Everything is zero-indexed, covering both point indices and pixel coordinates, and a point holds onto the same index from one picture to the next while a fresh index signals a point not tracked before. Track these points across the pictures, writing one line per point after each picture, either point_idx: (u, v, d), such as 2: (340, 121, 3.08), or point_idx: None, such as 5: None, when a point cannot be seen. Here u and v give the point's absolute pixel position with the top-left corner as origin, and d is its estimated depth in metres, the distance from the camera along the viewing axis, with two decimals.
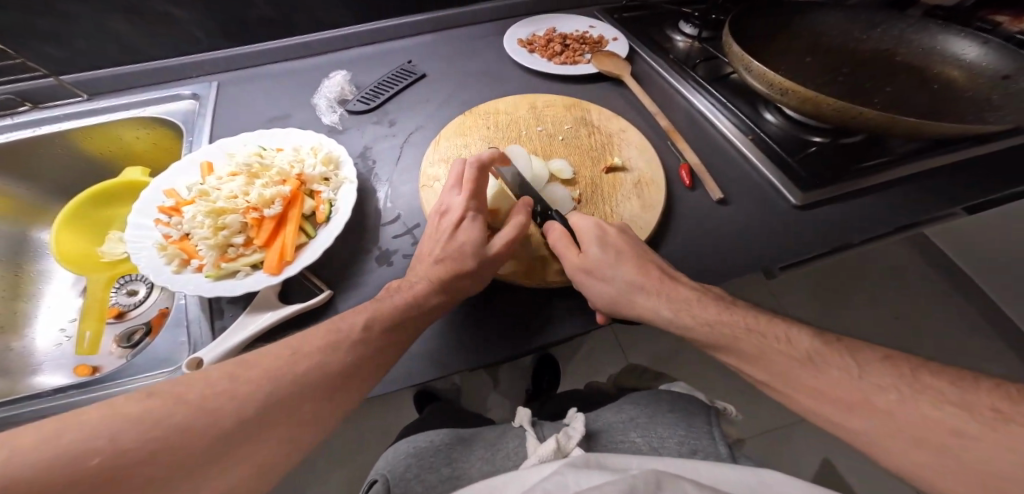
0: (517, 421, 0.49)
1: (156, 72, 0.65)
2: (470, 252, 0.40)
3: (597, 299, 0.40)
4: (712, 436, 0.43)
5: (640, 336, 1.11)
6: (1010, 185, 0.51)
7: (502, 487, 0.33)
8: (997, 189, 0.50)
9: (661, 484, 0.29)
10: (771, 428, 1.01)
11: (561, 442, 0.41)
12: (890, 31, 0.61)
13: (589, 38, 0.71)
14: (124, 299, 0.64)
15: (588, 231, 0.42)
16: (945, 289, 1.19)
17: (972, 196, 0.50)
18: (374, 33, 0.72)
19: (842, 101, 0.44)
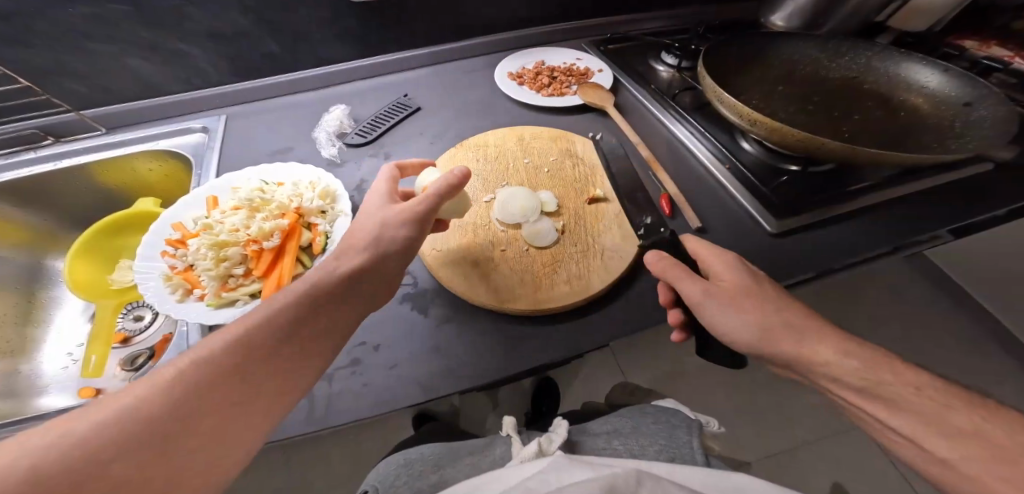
0: (503, 429, 0.48)
1: (169, 109, 0.70)
2: (388, 221, 0.38)
3: (742, 334, 0.37)
4: (691, 446, 0.43)
5: (640, 356, 1.11)
6: (972, 212, 0.54)
7: (485, 486, 0.37)
8: (959, 218, 0.53)
9: (640, 483, 0.32)
10: (779, 451, 1.00)
11: (543, 445, 0.42)
12: (858, 59, 0.64)
13: (575, 70, 0.75)
14: (131, 324, 0.67)
15: (719, 258, 0.41)
16: (943, 302, 1.20)
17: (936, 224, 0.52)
18: (372, 68, 0.77)
19: (805, 132, 0.46)
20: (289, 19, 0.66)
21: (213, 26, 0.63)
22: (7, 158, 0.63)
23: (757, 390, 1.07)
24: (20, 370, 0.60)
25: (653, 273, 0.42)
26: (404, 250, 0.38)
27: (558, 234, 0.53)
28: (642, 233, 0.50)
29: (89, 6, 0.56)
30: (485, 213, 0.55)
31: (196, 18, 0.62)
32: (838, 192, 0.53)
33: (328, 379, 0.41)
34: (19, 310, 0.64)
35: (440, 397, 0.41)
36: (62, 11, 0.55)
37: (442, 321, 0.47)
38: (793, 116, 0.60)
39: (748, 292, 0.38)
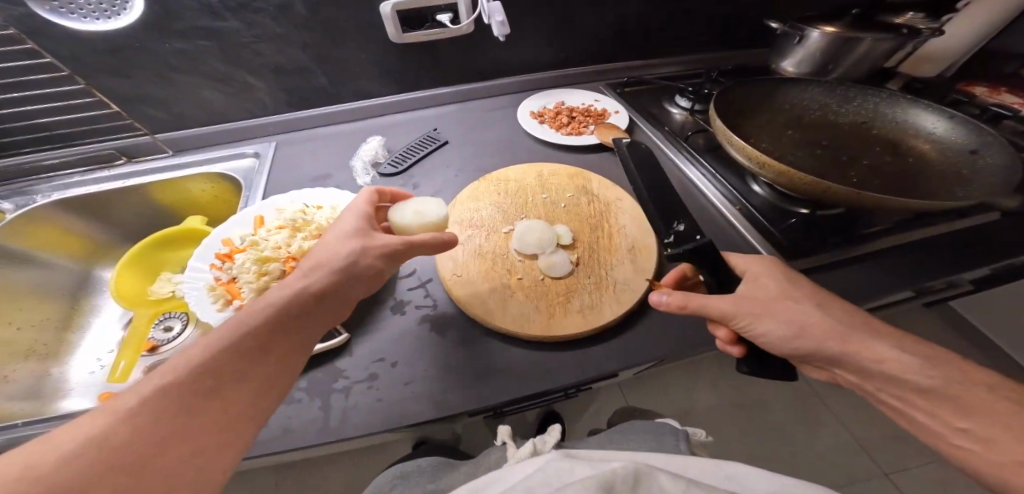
0: (500, 437, 0.51)
1: (228, 135, 0.77)
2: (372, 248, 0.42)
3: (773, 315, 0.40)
4: (675, 446, 0.48)
5: (650, 394, 1.09)
6: (983, 260, 0.55)
7: (485, 487, 0.39)
8: (971, 266, 0.54)
9: (638, 481, 0.34)
10: None
11: (538, 445, 0.47)
12: (866, 105, 0.67)
13: (593, 111, 0.80)
14: (160, 335, 0.68)
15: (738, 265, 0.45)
16: (965, 348, 1.18)
17: (944, 271, 0.54)
18: (407, 102, 0.84)
19: (811, 176, 0.49)
20: (343, 56, 0.74)
21: (277, 62, 0.71)
22: (85, 174, 0.72)
23: (769, 433, 1.04)
24: (51, 372, 0.64)
25: (677, 309, 0.42)
26: (356, 273, 0.41)
27: (573, 267, 0.55)
28: (672, 240, 0.49)
29: (181, 43, 0.64)
30: (503, 243, 0.58)
31: (265, 55, 0.69)
32: (845, 236, 0.56)
33: (346, 391, 0.45)
34: (63, 314, 0.70)
35: (451, 414, 0.43)
36: (157, 46, 0.64)
37: (460, 342, 0.49)
38: (802, 159, 0.63)
39: (776, 298, 0.41)
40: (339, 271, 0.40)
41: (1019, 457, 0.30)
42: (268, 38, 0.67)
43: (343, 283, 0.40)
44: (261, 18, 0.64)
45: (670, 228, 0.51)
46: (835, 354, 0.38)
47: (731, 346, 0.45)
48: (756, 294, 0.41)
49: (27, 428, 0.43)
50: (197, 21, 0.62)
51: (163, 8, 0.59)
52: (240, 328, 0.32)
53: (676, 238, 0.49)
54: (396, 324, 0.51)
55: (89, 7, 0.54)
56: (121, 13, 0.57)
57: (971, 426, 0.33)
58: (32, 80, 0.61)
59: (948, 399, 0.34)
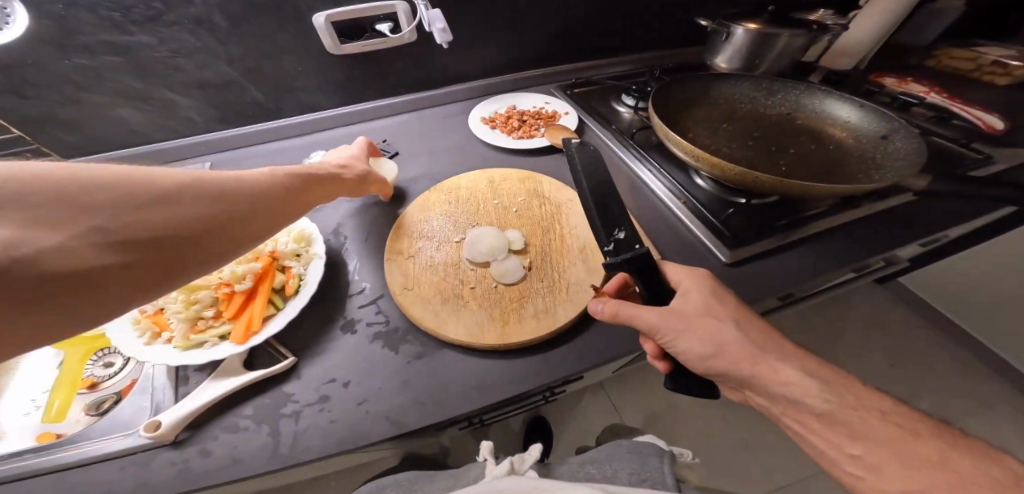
0: (481, 454, 0.53)
1: (158, 155, 0.72)
2: (363, 172, 0.57)
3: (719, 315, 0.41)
4: (662, 470, 0.50)
5: (631, 392, 1.11)
6: (904, 239, 0.60)
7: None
8: (892, 245, 0.58)
9: None
10: (784, 485, 0.99)
11: (515, 464, 0.49)
12: (789, 97, 0.71)
13: (543, 114, 0.81)
14: (101, 370, 0.51)
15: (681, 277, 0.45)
16: (915, 323, 1.31)
17: (874, 250, 0.58)
18: (354, 114, 0.81)
19: (741, 167, 0.50)
20: (276, 69, 0.70)
21: (201, 77, 0.67)
22: None
23: (741, 417, 1.08)
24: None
25: (608, 319, 0.43)
26: (329, 178, 0.50)
27: (526, 271, 0.55)
28: (610, 248, 0.47)
29: (86, 59, 0.59)
30: (455, 254, 0.57)
31: (187, 69, 0.65)
32: (781, 223, 0.59)
33: (296, 416, 0.42)
34: None
35: (408, 431, 0.41)
36: (56, 64, 0.58)
37: (414, 358, 0.48)
38: (736, 150, 0.65)
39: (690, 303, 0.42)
40: (315, 184, 0.47)
41: (904, 486, 0.32)
42: (187, 52, 0.63)
43: (303, 181, 0.46)
44: (178, 31, 0.60)
45: (610, 236, 0.48)
46: (747, 376, 0.39)
47: (657, 359, 0.47)
48: (683, 309, 0.42)
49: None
50: (98, 36, 0.57)
51: (57, 24, 0.54)
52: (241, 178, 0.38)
53: (616, 247, 0.47)
54: (345, 344, 0.49)
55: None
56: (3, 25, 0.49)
57: (863, 452, 0.34)
58: None
59: (837, 422, 0.36)
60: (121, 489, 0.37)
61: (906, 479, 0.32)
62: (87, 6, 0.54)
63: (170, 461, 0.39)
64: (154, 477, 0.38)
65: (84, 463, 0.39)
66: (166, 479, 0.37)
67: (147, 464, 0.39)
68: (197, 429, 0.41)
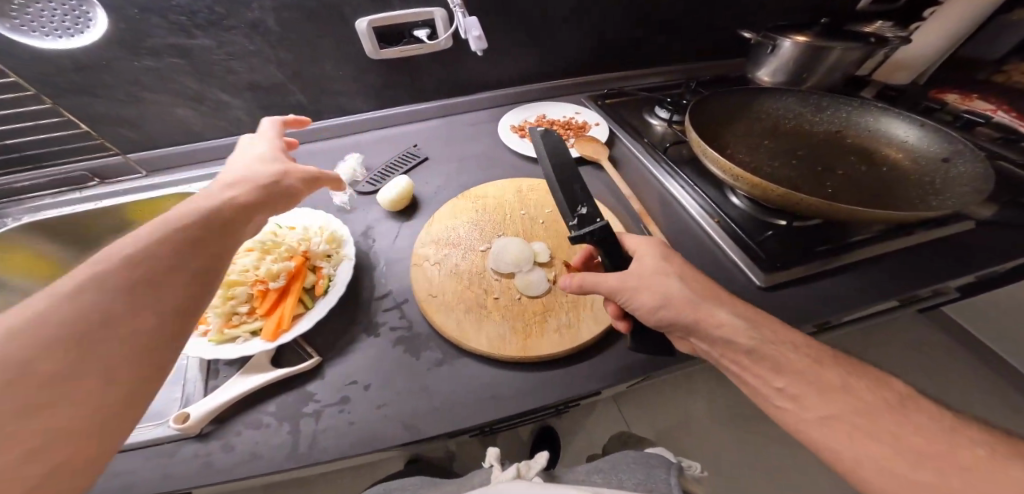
0: (487, 460, 0.52)
1: (204, 153, 0.76)
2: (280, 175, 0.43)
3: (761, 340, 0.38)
4: (668, 481, 0.47)
5: (645, 407, 1.06)
6: (960, 270, 0.55)
7: None
8: (946, 277, 0.54)
9: None
10: None
11: (522, 470, 0.49)
12: (840, 114, 0.67)
13: (573, 124, 0.80)
14: None
15: (640, 243, 0.46)
16: (960, 357, 1.21)
17: (926, 280, 0.54)
18: (388, 119, 0.83)
19: (785, 188, 0.48)
20: (319, 73, 0.73)
21: (252, 79, 0.70)
22: (56, 197, 0.70)
23: (766, 446, 1.02)
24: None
25: (574, 290, 0.44)
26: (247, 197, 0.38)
27: (550, 284, 0.54)
28: (575, 221, 0.49)
29: (152, 60, 0.63)
30: (480, 262, 0.57)
31: (239, 71, 0.68)
32: (823, 247, 0.56)
33: (317, 415, 0.43)
34: None
35: (422, 438, 0.42)
36: (126, 65, 0.62)
37: (435, 364, 0.48)
38: (779, 170, 0.62)
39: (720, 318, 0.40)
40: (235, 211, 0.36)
41: (822, 411, 0.33)
42: (242, 55, 0.67)
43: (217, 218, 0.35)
44: (234, 35, 0.64)
45: (573, 211, 0.50)
46: (763, 392, 0.37)
47: (616, 317, 0.47)
48: (636, 268, 0.43)
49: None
50: (167, 39, 0.61)
51: (132, 27, 0.59)
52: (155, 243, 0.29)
53: (579, 220, 0.50)
54: (368, 347, 0.50)
55: (51, 24, 0.52)
56: (84, 30, 0.56)
57: (785, 384, 0.36)
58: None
59: (763, 358, 0.37)
60: (150, 476, 0.39)
61: (824, 404, 0.34)
62: (160, 11, 0.58)
63: (195, 453, 0.40)
64: (180, 468, 0.39)
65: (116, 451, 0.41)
66: (191, 471, 0.39)
67: (173, 456, 0.40)
68: (223, 423, 0.42)
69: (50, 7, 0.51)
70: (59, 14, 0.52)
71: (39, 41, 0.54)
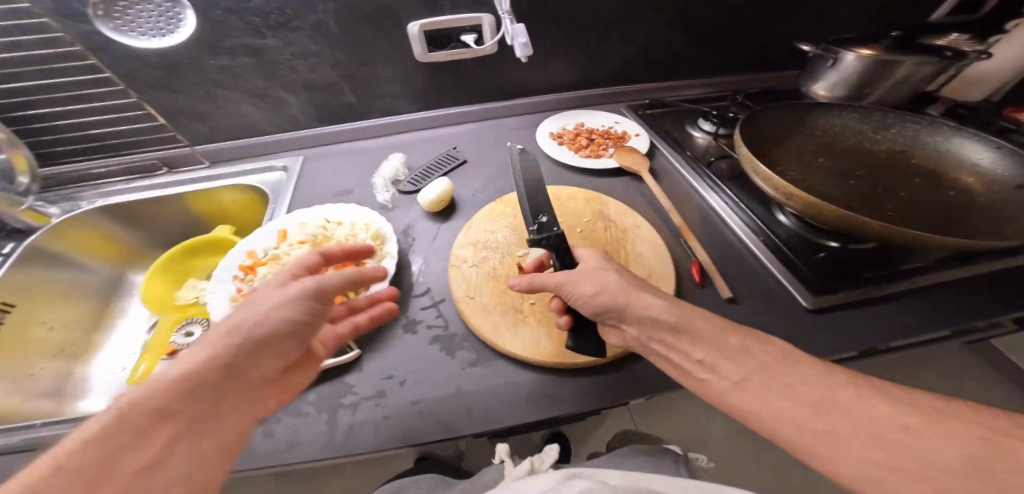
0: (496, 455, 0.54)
1: (259, 148, 0.81)
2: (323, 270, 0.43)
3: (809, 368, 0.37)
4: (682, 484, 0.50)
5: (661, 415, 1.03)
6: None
7: None
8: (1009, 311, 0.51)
9: None
10: None
11: (535, 464, 0.51)
12: (904, 132, 0.64)
13: (613, 133, 0.80)
14: (181, 340, 0.69)
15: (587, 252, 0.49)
16: (1014, 398, 1.12)
17: (987, 314, 0.51)
18: (429, 121, 0.86)
19: (845, 210, 0.46)
20: (370, 74, 0.77)
21: (310, 78, 0.74)
22: (128, 183, 0.76)
23: (792, 475, 0.98)
24: (73, 373, 0.67)
25: (525, 287, 0.46)
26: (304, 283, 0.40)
27: None
28: (534, 229, 0.54)
29: (225, 59, 0.68)
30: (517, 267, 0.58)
31: (299, 71, 0.73)
32: (877, 273, 0.53)
33: (354, 407, 0.45)
34: (87, 318, 0.73)
35: (455, 437, 0.43)
36: (203, 62, 0.67)
37: (469, 365, 0.49)
38: (834, 189, 0.61)
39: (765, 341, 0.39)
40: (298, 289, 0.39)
41: (735, 376, 0.36)
42: (304, 55, 0.71)
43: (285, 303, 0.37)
44: (299, 36, 0.68)
45: (534, 219, 0.56)
46: None
47: (561, 314, 0.48)
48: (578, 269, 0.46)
49: (42, 429, 0.44)
50: (240, 39, 0.66)
51: (212, 27, 0.64)
52: (205, 372, 0.30)
53: (539, 227, 0.55)
54: (405, 342, 0.51)
55: (146, 24, 0.60)
56: (173, 31, 0.62)
57: (704, 355, 0.37)
58: (96, 93, 0.66)
59: (684, 331, 0.39)
60: None
61: (737, 369, 0.36)
62: (239, 12, 0.62)
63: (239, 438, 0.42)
64: None
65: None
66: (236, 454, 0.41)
67: None
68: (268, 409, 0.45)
69: (148, 8, 0.59)
70: (155, 16, 0.60)
71: (139, 40, 0.62)
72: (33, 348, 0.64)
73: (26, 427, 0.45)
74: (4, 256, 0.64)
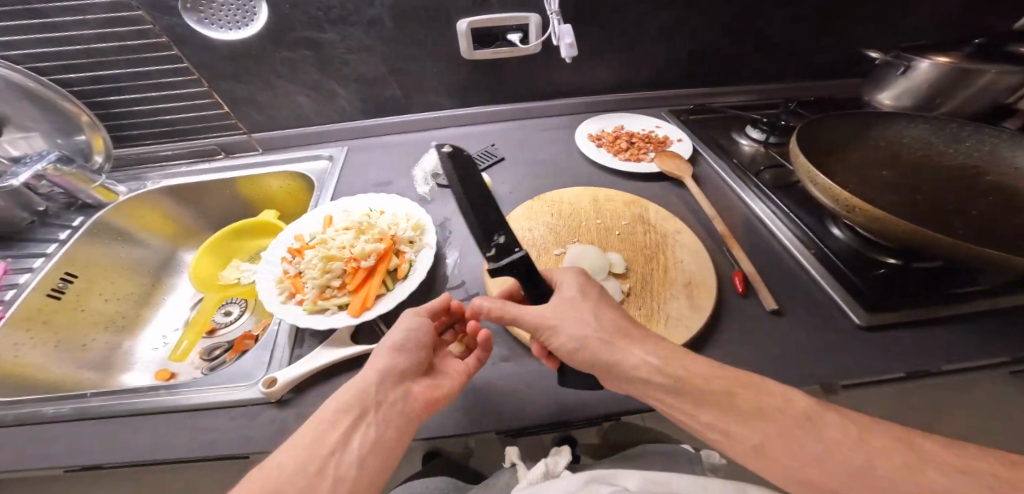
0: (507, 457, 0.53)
1: (307, 138, 0.84)
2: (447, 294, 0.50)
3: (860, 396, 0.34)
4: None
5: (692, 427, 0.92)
6: None
7: None
8: None
9: None
10: None
11: (550, 466, 0.50)
12: (980, 146, 0.59)
13: (654, 137, 0.78)
14: (221, 318, 0.76)
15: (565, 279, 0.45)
16: None
17: None
18: (469, 117, 0.87)
19: (914, 225, 0.43)
20: (418, 70, 0.79)
21: (361, 72, 0.77)
22: (189, 166, 0.81)
23: None
24: (122, 344, 0.71)
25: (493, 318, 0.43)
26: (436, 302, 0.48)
27: (623, 297, 0.53)
28: (491, 254, 0.48)
29: (288, 51, 0.72)
30: (553, 265, 0.58)
31: (352, 64, 0.76)
32: (940, 295, 0.50)
33: None
34: (142, 291, 0.79)
35: (483, 431, 0.43)
36: (267, 54, 0.72)
37: (500, 359, 0.49)
38: (896, 205, 0.58)
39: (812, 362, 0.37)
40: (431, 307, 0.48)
41: (753, 439, 0.33)
42: (359, 49, 0.74)
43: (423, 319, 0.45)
44: (355, 30, 0.71)
45: (490, 242, 0.49)
46: None
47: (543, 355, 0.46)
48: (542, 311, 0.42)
49: (91, 399, 0.48)
50: (302, 32, 0.69)
51: (279, 20, 0.67)
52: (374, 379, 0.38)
53: (496, 252, 0.48)
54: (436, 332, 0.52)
55: (223, 15, 0.64)
56: (248, 23, 0.67)
57: (711, 418, 0.35)
58: (174, 81, 0.72)
59: (682, 392, 0.36)
60: (236, 431, 0.44)
61: (755, 431, 0.33)
62: (305, 7, 0.66)
63: (271, 419, 0.44)
64: (258, 430, 0.44)
65: (215, 407, 0.46)
66: (269, 434, 0.43)
67: (253, 419, 0.45)
68: (300, 392, 0.47)
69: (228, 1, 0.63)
70: (232, 8, 0.64)
71: (217, 33, 0.67)
72: (89, 319, 0.69)
73: (79, 397, 0.49)
74: (75, 229, 0.70)
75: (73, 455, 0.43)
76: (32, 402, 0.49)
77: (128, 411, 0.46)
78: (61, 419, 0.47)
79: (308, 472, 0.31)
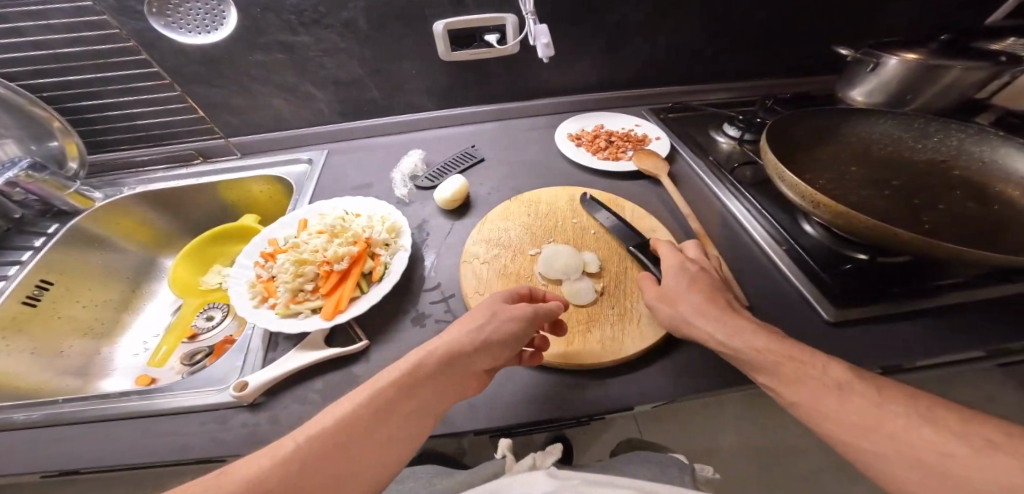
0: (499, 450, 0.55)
1: (285, 141, 0.84)
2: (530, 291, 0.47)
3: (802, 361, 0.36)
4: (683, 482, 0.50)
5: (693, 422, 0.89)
6: None
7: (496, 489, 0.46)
8: None
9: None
10: None
11: (538, 461, 0.52)
12: (948, 141, 0.60)
13: (633, 136, 0.79)
14: (202, 323, 0.75)
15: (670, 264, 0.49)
16: None
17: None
18: (449, 119, 0.87)
19: (876, 220, 0.43)
20: (394, 72, 0.78)
21: (338, 75, 0.77)
22: (167, 171, 0.80)
23: None
24: (100, 351, 0.70)
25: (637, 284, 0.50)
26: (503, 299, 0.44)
27: (597, 296, 0.53)
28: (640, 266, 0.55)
29: (262, 55, 0.71)
30: (528, 266, 0.58)
31: (328, 67, 0.75)
32: (908, 288, 0.51)
33: None
34: (121, 297, 0.77)
35: (456, 430, 0.42)
36: (241, 57, 0.71)
37: None
38: (867, 200, 0.58)
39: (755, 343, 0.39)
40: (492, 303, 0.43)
41: (795, 399, 0.35)
42: (334, 52, 0.73)
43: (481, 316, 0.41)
44: (330, 33, 0.70)
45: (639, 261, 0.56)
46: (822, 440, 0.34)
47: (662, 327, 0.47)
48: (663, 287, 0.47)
49: (64, 406, 0.47)
50: (276, 35, 0.69)
51: (252, 24, 0.67)
52: (403, 371, 0.35)
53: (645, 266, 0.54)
54: (410, 334, 0.52)
55: (191, 19, 0.64)
56: (218, 28, 0.66)
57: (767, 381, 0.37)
58: (145, 86, 0.71)
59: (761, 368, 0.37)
60: (206, 436, 0.43)
61: (797, 394, 0.35)
62: (277, 10, 0.66)
63: (242, 423, 0.44)
64: (229, 435, 0.43)
65: (186, 411, 0.45)
66: (239, 438, 0.43)
67: (224, 423, 0.44)
68: (272, 396, 0.46)
69: (196, 5, 0.63)
70: (202, 12, 0.64)
71: (185, 37, 0.66)
72: (67, 325, 0.68)
73: (50, 404, 0.48)
74: (50, 236, 0.69)
75: (42, 464, 0.42)
76: (4, 409, 0.48)
77: (97, 418, 0.45)
78: (29, 427, 0.46)
79: (314, 466, 0.29)
